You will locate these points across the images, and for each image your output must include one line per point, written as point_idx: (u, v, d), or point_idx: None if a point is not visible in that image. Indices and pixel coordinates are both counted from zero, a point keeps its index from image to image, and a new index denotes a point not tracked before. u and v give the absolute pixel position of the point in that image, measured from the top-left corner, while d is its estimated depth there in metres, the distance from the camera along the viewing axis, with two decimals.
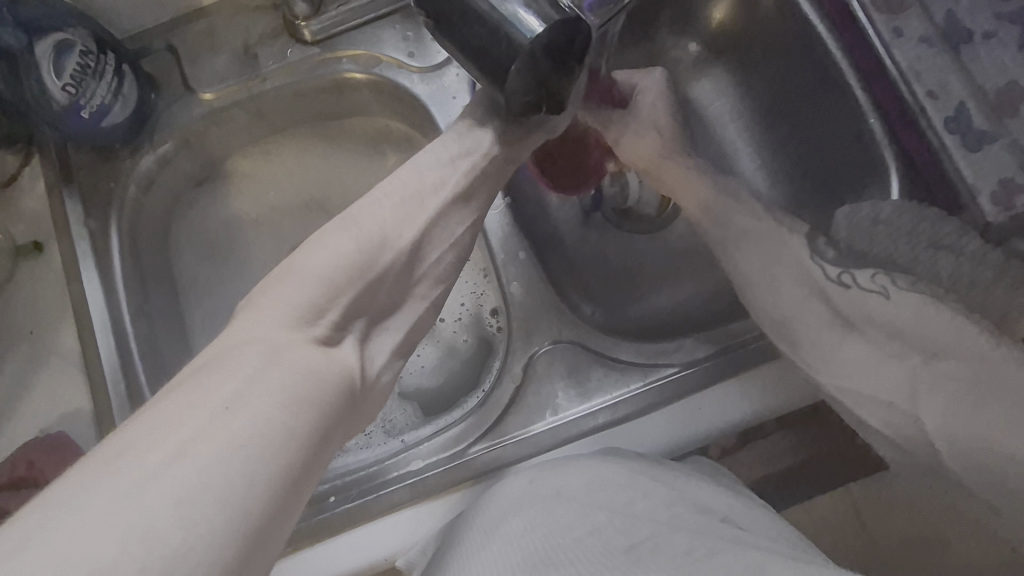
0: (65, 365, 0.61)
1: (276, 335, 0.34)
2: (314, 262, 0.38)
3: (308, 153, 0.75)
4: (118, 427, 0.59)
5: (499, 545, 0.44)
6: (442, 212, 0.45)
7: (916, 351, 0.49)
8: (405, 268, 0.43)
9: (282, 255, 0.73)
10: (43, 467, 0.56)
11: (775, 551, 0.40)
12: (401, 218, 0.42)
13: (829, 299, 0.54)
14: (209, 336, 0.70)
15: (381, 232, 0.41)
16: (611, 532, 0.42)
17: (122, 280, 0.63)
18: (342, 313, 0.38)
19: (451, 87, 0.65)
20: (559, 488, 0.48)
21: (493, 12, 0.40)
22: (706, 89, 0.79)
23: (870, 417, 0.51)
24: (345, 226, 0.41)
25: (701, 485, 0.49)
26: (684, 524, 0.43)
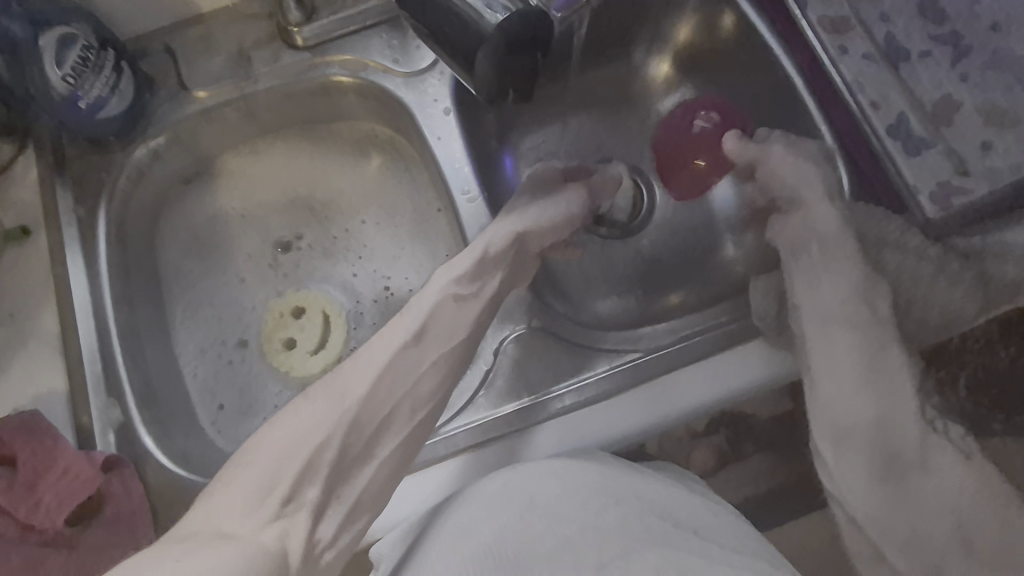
0: (43, 346, 0.62)
1: (231, 523, 0.38)
2: (281, 439, 0.41)
3: (296, 154, 0.78)
4: (91, 407, 0.60)
5: (478, 551, 0.47)
6: (400, 358, 0.47)
7: (962, 534, 0.46)
8: (375, 434, 0.45)
9: (265, 250, 0.75)
10: (12, 444, 0.56)
11: (726, 567, 0.45)
12: (373, 389, 0.45)
13: (916, 458, 0.48)
14: (190, 327, 0.72)
15: (348, 394, 0.44)
16: (585, 551, 0.46)
17: (106, 267, 0.64)
18: (296, 488, 0.40)
19: (433, 91, 0.69)
20: (533, 492, 0.50)
21: (463, 10, 0.44)
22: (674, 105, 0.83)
23: (907, 546, 0.47)
24: (324, 390, 0.44)
25: (670, 491, 0.53)
26: (653, 540, 0.47)
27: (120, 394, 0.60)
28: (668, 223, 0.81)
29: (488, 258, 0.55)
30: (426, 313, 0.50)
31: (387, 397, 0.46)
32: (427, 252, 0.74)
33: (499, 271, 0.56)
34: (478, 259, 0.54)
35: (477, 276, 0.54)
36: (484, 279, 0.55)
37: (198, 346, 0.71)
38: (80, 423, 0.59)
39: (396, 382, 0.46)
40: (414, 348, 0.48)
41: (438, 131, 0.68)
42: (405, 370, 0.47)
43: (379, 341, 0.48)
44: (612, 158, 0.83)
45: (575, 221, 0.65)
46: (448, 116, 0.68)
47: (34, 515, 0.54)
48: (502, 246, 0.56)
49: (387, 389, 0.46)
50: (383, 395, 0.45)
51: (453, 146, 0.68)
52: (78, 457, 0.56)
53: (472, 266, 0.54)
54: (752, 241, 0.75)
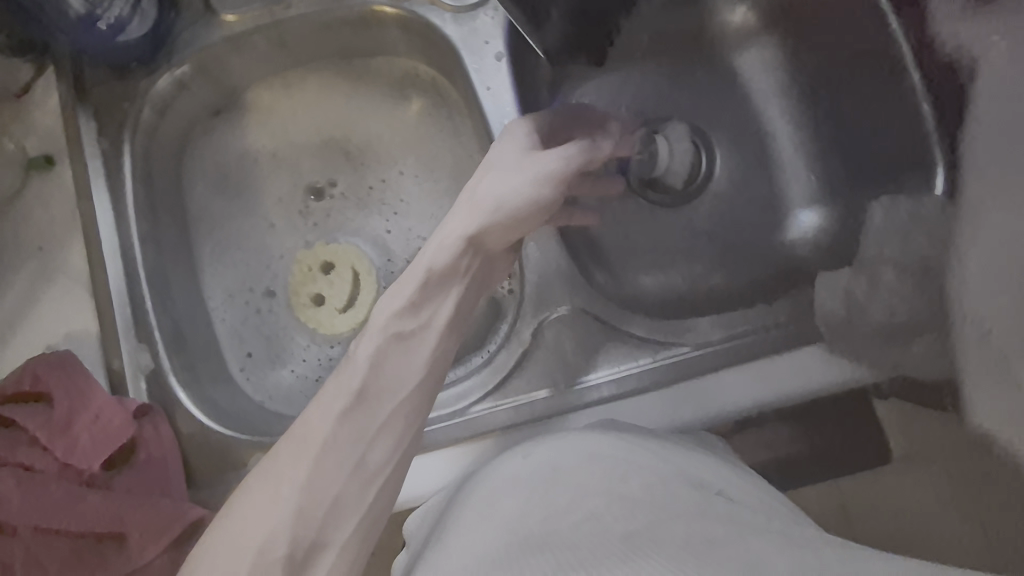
0: (74, 284, 0.61)
1: None
2: (227, 535, 0.34)
3: (331, 90, 0.72)
4: (121, 351, 0.59)
5: (495, 524, 0.44)
6: (343, 422, 0.37)
7: None
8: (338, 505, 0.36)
9: (296, 196, 0.71)
10: (46, 383, 0.56)
11: (767, 530, 0.40)
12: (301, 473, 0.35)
13: None
14: (218, 270, 0.70)
15: (288, 474, 0.35)
16: (609, 517, 0.42)
17: (133, 205, 0.62)
18: None
19: (484, 31, 0.62)
20: (552, 462, 0.48)
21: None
22: (752, 61, 0.74)
23: None
24: (266, 468, 0.36)
25: (693, 455, 0.49)
26: (680, 500, 0.43)
27: (150, 341, 0.59)
28: (728, 195, 0.74)
29: (432, 278, 0.42)
30: (371, 356, 0.39)
31: (342, 465, 0.36)
32: None
33: (450, 290, 0.43)
34: (419, 285, 0.42)
35: (417, 306, 0.41)
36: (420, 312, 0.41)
37: (228, 290, 0.69)
38: (111, 368, 0.59)
39: (342, 455, 0.36)
40: (357, 407, 0.37)
41: (487, 81, 0.61)
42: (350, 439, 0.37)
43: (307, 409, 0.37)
44: (674, 118, 0.75)
45: (547, 209, 0.48)
46: (501, 63, 0.61)
47: (72, 454, 0.55)
48: (448, 261, 0.43)
49: (329, 471, 0.36)
50: (334, 466, 0.36)
51: (503, 99, 0.61)
52: (110, 402, 0.56)
53: (404, 296, 0.41)
54: (820, 224, 0.69)
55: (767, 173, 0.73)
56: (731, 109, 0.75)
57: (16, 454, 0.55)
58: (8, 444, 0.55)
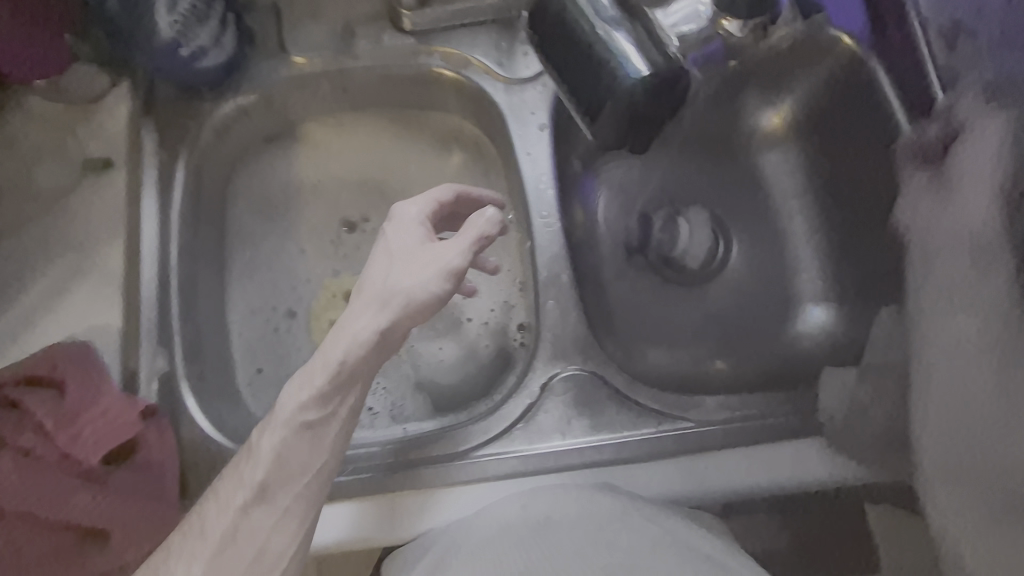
0: (104, 281, 0.63)
1: None
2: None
3: (378, 134, 0.76)
4: (139, 351, 0.60)
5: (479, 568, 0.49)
6: (243, 518, 0.46)
7: None
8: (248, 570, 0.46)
9: (330, 227, 0.74)
10: (62, 372, 0.57)
11: None
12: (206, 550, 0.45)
13: None
14: (244, 285, 0.72)
15: (199, 551, 0.45)
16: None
17: (177, 214, 0.65)
18: None
19: (530, 102, 0.67)
20: (548, 516, 0.51)
21: (608, 58, 0.49)
22: (776, 163, 0.79)
23: None
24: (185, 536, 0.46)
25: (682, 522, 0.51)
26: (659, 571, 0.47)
27: (169, 345, 0.61)
28: (742, 281, 0.77)
29: (343, 373, 0.48)
30: (275, 453, 0.47)
31: (244, 543, 0.46)
32: (496, 254, 0.73)
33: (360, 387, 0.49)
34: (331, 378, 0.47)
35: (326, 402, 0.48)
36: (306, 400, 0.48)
37: (249, 307, 0.71)
38: (124, 367, 0.60)
39: (246, 541, 0.46)
40: (262, 501, 0.46)
41: (527, 146, 0.66)
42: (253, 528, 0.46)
43: (216, 493, 0.47)
44: (697, 204, 0.80)
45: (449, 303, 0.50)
46: (543, 132, 0.66)
47: (71, 446, 0.55)
48: (358, 354, 0.48)
49: (235, 552, 0.45)
50: (241, 543, 0.46)
51: (541, 165, 0.65)
52: (120, 399, 0.57)
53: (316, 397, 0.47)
54: (829, 322, 0.72)
55: (780, 265, 0.76)
56: (753, 202, 0.79)
57: (19, 436, 0.55)
58: (12, 425, 0.56)
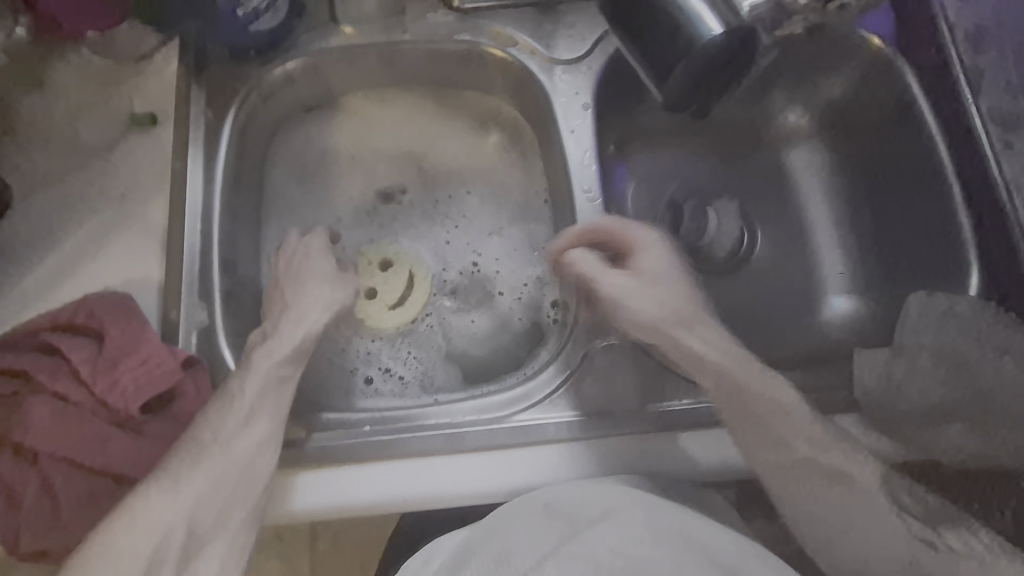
0: (143, 233, 0.62)
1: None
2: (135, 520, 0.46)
3: (419, 110, 0.77)
4: (181, 303, 0.60)
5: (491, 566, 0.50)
6: (239, 442, 0.51)
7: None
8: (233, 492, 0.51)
9: (367, 197, 0.75)
10: (101, 320, 0.56)
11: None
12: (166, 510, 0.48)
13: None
14: (276, 249, 0.71)
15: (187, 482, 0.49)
16: None
17: (222, 173, 0.65)
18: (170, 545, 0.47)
19: (575, 83, 0.69)
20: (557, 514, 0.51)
21: (684, 21, 0.55)
22: (801, 158, 0.81)
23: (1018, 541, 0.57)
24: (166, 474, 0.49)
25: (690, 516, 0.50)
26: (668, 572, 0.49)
27: (210, 300, 0.61)
28: (767, 271, 0.79)
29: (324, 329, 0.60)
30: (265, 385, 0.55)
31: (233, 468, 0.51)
32: (530, 230, 0.74)
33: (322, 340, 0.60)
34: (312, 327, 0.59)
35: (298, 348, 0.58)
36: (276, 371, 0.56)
37: None
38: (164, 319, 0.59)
39: (231, 467, 0.51)
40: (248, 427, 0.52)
41: (572, 125, 0.67)
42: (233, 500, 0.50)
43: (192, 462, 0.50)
44: (725, 195, 0.81)
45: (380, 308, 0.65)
46: (587, 112, 0.68)
47: (110, 393, 0.54)
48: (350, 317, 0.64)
49: (223, 473, 0.50)
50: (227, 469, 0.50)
51: (585, 142, 0.67)
52: (162, 348, 0.56)
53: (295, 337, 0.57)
54: (853, 311, 0.74)
55: (803, 256, 0.78)
56: (778, 194, 0.81)
57: (55, 383, 0.55)
58: (49, 371, 0.55)
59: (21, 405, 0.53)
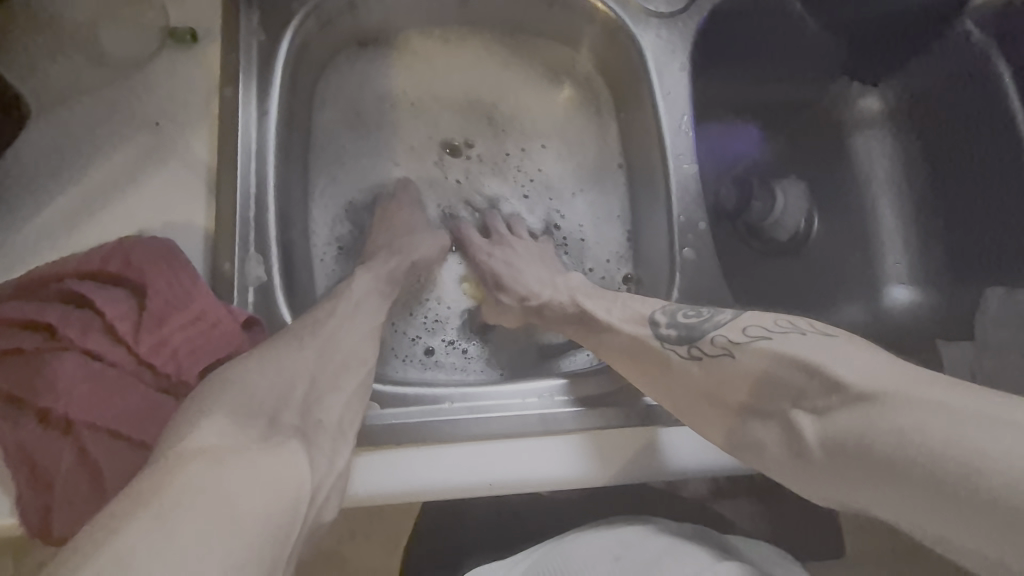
0: (183, 170, 0.53)
1: (216, 441, 0.38)
2: (244, 392, 0.43)
3: (486, 56, 0.71)
4: (234, 257, 0.52)
5: None
6: (340, 337, 0.52)
7: None
8: (319, 402, 0.47)
9: (428, 146, 0.69)
10: (141, 269, 0.48)
11: None
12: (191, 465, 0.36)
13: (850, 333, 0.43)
14: (327, 206, 0.66)
15: (292, 374, 0.47)
16: None
17: (277, 107, 0.57)
18: (277, 418, 0.43)
19: (673, 40, 0.63)
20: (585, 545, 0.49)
21: None
22: (869, 144, 0.79)
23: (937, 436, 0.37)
24: (276, 360, 0.47)
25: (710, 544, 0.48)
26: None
27: (267, 253, 0.54)
28: (827, 253, 0.77)
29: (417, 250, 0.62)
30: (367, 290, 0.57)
31: (331, 376, 0.49)
32: (603, 198, 0.70)
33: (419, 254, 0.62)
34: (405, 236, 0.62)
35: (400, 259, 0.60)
36: (335, 354, 0.50)
37: (332, 227, 0.65)
38: (214, 271, 0.52)
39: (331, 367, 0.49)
40: (352, 326, 0.53)
41: (667, 87, 0.62)
42: (278, 461, 0.39)
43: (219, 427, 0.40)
44: (790, 175, 0.78)
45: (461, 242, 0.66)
46: (683, 75, 0.62)
47: (158, 354, 0.46)
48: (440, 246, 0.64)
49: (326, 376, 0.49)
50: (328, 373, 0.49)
51: (681, 107, 0.62)
52: (219, 307, 0.49)
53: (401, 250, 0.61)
54: (912, 301, 0.73)
55: (863, 241, 0.77)
56: (840, 178, 0.79)
57: (88, 341, 0.46)
58: (78, 327, 0.46)
59: (44, 366, 0.44)
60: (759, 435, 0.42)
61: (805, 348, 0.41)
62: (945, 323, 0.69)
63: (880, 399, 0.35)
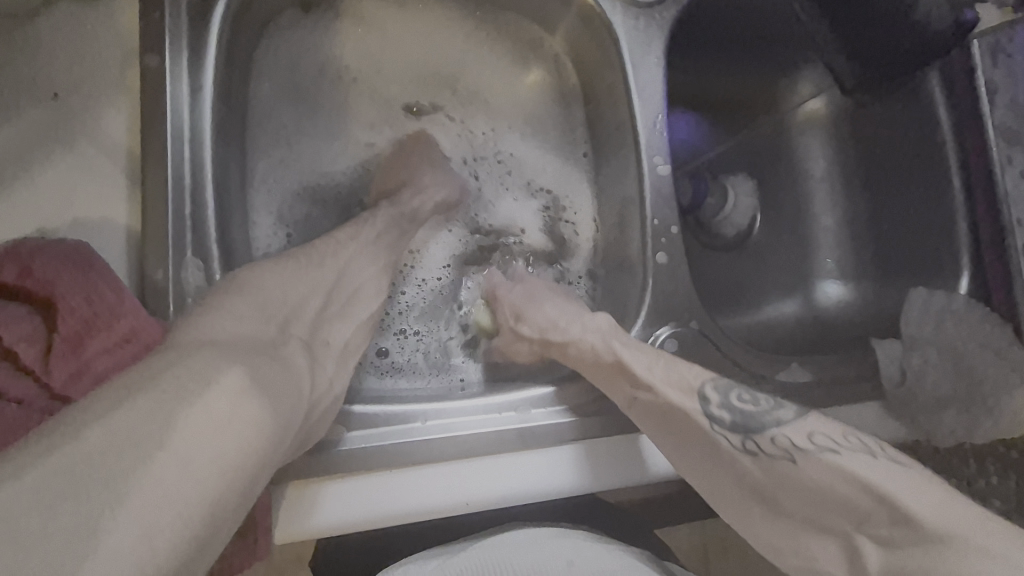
0: (97, 155, 0.44)
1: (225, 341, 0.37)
2: (258, 303, 0.42)
3: (450, 30, 0.66)
4: (165, 261, 0.44)
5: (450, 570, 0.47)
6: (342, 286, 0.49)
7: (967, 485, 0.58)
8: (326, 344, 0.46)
9: (387, 127, 0.64)
10: (48, 279, 0.39)
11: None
12: (141, 412, 0.31)
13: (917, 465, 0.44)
14: (272, 190, 0.59)
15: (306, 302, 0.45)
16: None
17: (212, 79, 0.47)
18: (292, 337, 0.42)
19: (648, 31, 0.60)
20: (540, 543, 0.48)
21: None
22: (810, 142, 0.80)
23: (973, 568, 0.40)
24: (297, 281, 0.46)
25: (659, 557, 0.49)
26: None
27: (205, 255, 0.46)
28: (767, 248, 0.79)
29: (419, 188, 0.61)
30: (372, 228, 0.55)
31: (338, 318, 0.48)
32: (567, 190, 0.68)
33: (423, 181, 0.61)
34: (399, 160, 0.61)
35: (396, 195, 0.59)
36: (330, 340, 0.46)
37: (279, 216, 0.59)
38: (141, 279, 0.44)
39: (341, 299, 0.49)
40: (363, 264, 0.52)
41: (640, 82, 0.60)
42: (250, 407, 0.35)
43: (207, 376, 0.34)
44: (737, 172, 0.80)
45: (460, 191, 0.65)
46: (657, 69, 0.60)
47: (76, 387, 0.38)
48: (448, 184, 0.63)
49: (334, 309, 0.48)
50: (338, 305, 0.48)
51: (654, 103, 0.60)
52: (154, 325, 0.41)
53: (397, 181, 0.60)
54: (843, 297, 0.77)
55: (802, 238, 0.79)
56: (784, 172, 0.80)
57: None
58: None
59: None
60: (815, 550, 0.43)
61: (865, 466, 0.42)
62: (871, 318, 0.73)
63: (950, 540, 0.36)
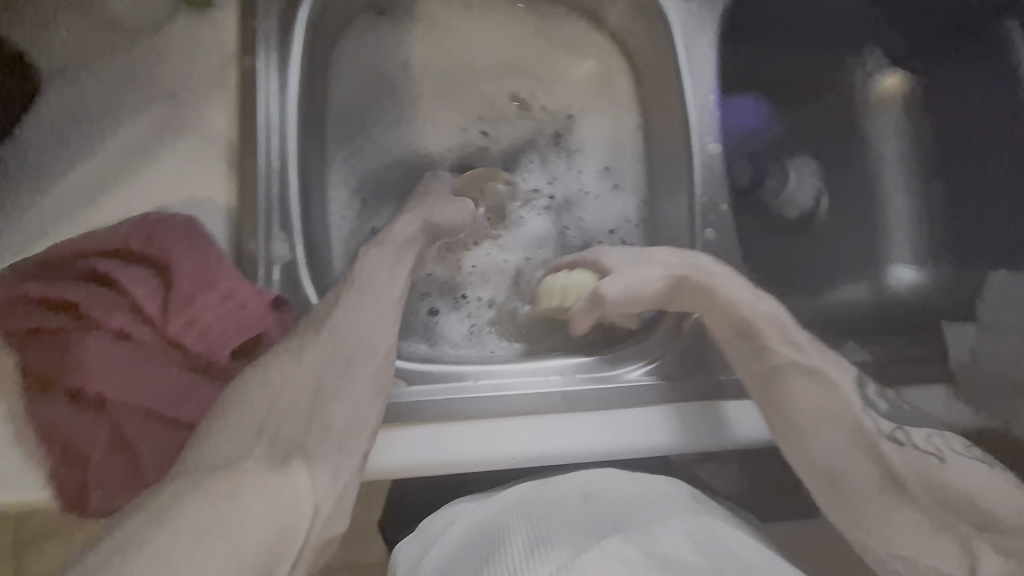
0: (202, 143, 0.52)
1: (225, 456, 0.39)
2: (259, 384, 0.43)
3: (510, 25, 0.70)
4: (256, 232, 0.51)
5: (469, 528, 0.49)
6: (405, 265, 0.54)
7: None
8: (366, 342, 0.48)
9: (450, 116, 0.69)
10: (165, 246, 0.47)
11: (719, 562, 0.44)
12: (154, 538, 0.34)
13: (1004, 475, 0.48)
14: (346, 177, 0.65)
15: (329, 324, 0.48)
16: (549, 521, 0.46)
17: (297, 76, 0.54)
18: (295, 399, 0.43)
19: (700, 15, 0.61)
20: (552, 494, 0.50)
21: None
22: (886, 121, 0.77)
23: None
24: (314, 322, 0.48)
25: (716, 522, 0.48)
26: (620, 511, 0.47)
27: (289, 230, 0.52)
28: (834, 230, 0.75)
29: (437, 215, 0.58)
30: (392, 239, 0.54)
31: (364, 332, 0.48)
32: (621, 172, 0.70)
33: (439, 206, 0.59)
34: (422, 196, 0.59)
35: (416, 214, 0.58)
36: (376, 323, 0.49)
37: (350, 199, 0.64)
38: (234, 248, 0.51)
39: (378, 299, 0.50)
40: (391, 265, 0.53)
41: (692, 64, 0.61)
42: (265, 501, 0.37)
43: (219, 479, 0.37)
44: (803, 150, 0.76)
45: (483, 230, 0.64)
46: (710, 51, 0.61)
47: (187, 334, 0.46)
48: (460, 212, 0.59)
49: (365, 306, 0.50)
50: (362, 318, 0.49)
51: (706, 84, 0.61)
52: (248, 286, 0.48)
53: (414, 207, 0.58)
54: (918, 281, 0.73)
55: (872, 220, 0.75)
56: (853, 152, 0.76)
57: (113, 319, 0.44)
58: (104, 303, 0.44)
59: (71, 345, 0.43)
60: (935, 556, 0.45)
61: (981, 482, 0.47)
62: (949, 301, 0.69)
63: None
